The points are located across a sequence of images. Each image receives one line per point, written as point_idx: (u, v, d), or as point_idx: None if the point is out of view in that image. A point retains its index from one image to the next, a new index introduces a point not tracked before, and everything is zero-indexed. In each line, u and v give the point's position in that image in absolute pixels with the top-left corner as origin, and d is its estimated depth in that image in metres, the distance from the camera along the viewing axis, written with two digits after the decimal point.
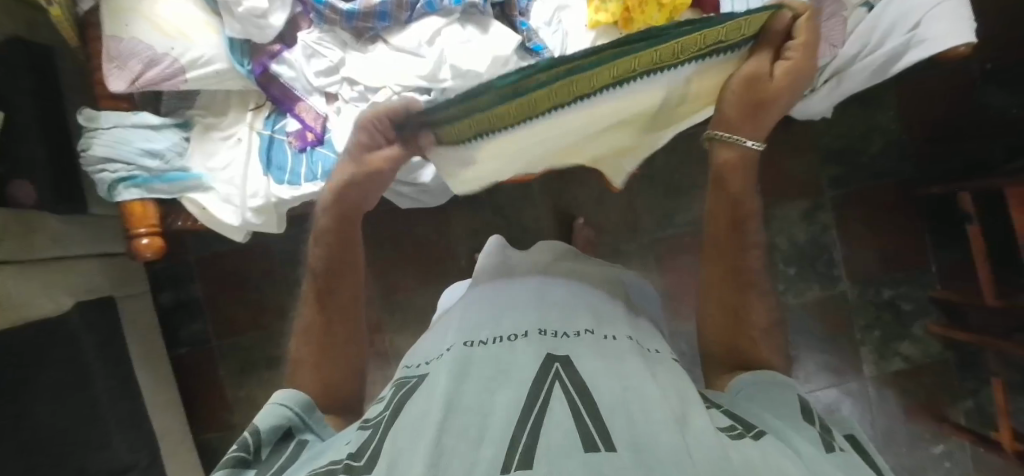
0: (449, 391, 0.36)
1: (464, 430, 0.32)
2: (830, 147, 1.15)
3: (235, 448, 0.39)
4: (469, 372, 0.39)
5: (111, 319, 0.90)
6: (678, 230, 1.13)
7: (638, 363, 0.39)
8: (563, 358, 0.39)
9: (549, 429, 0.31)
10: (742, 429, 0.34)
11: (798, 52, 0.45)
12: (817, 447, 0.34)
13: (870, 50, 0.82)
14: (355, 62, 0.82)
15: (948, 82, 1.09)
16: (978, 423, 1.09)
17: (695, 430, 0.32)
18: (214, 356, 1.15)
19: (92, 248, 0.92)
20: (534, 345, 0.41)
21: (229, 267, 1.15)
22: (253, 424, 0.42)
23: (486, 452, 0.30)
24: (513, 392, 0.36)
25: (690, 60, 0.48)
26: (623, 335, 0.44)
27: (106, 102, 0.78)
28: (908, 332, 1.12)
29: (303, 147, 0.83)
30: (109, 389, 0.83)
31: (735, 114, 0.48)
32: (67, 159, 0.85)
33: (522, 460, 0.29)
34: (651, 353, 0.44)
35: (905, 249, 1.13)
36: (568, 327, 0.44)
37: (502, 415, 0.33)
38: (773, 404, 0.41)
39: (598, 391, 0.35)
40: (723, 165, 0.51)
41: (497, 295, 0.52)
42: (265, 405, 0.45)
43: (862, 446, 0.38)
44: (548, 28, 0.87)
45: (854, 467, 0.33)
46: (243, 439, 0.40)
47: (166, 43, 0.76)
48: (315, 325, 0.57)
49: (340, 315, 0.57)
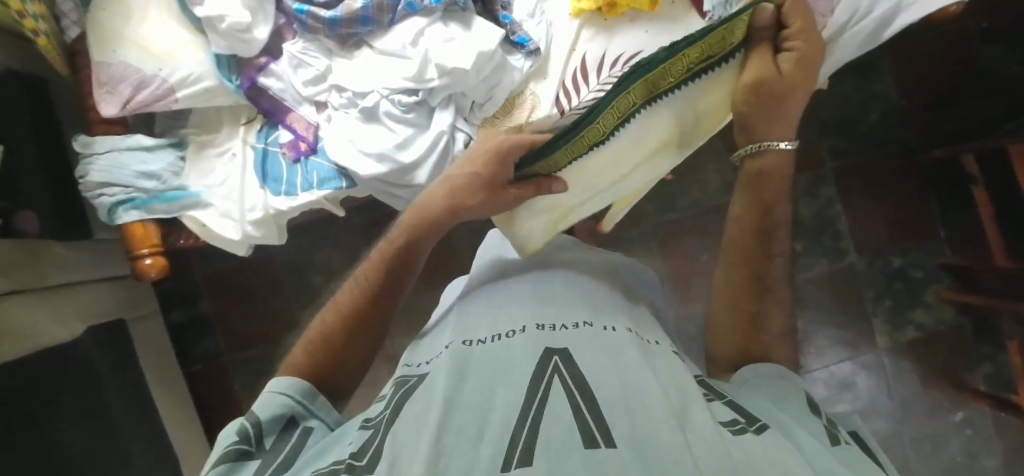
0: (448, 389, 0.36)
1: (464, 428, 0.32)
2: (829, 118, 1.13)
3: (233, 441, 0.37)
4: (468, 369, 0.39)
5: (122, 340, 0.91)
6: (679, 212, 1.13)
7: (638, 356, 0.39)
8: (561, 352, 0.39)
9: (548, 426, 0.31)
10: (744, 423, 0.34)
11: (798, 40, 0.48)
12: (822, 442, 0.33)
13: (864, 13, 0.80)
14: (343, 69, 0.82)
15: (943, 44, 1.08)
16: (998, 388, 1.08)
17: (696, 425, 0.31)
18: (226, 370, 1.16)
19: (97, 272, 0.94)
20: (532, 341, 0.41)
21: (236, 282, 1.16)
22: (253, 414, 0.39)
23: (485, 450, 0.30)
24: (512, 390, 0.35)
25: (689, 79, 0.53)
26: (621, 326, 0.44)
27: (100, 127, 0.79)
28: (920, 300, 1.11)
29: (297, 157, 0.84)
30: (126, 410, 0.85)
31: (757, 119, 0.50)
32: (65, 188, 0.87)
33: (522, 457, 0.29)
34: (649, 344, 0.43)
35: (911, 217, 1.11)
36: (567, 320, 0.44)
37: (500, 411, 0.33)
38: (776, 397, 0.40)
39: (598, 386, 0.35)
40: (759, 170, 0.51)
41: (497, 289, 0.51)
42: (263, 394, 0.42)
43: (865, 441, 0.38)
44: (532, 20, 0.86)
45: (858, 460, 0.32)
46: (243, 431, 0.38)
47: (155, 65, 0.77)
48: (352, 298, 0.50)
49: (393, 290, 0.51)
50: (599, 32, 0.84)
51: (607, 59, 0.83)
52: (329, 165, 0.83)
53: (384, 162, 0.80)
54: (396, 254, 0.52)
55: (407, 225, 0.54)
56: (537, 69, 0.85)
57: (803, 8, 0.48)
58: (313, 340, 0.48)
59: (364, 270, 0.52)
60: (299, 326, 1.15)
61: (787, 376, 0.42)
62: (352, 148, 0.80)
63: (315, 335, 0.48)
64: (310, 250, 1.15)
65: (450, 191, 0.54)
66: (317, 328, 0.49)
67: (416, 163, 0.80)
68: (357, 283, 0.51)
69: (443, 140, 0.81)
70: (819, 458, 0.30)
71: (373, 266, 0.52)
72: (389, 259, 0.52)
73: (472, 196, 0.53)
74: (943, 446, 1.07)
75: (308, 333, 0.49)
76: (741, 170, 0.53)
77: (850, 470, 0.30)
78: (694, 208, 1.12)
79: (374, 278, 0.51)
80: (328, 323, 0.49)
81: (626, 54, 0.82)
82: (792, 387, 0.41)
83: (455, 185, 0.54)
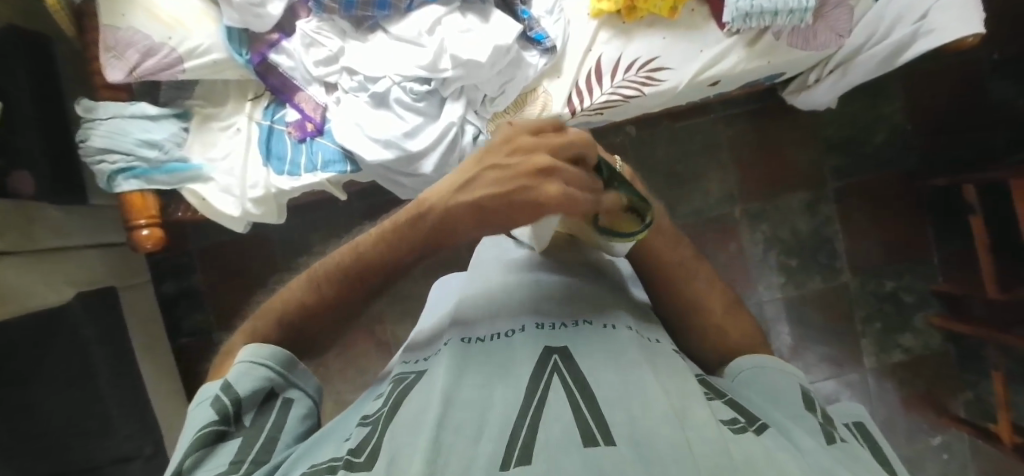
0: (447, 386, 0.35)
1: (463, 426, 0.31)
2: (836, 138, 1.13)
3: (209, 422, 0.34)
4: (468, 365, 0.37)
5: (113, 310, 0.90)
6: (680, 220, 1.13)
7: (640, 353, 0.38)
8: (561, 351, 0.38)
9: (547, 426, 0.30)
10: (744, 421, 0.34)
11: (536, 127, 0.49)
12: (818, 440, 0.33)
13: (880, 38, 0.81)
14: (356, 52, 0.81)
15: (952, 76, 1.11)
16: (978, 414, 1.10)
17: (696, 423, 0.31)
18: (215, 345, 1.15)
19: (91, 239, 0.92)
20: (530, 340, 0.40)
21: (230, 257, 1.15)
22: (231, 388, 0.36)
23: (485, 447, 0.30)
24: (512, 389, 0.35)
25: None
26: (623, 324, 0.42)
27: (105, 93, 0.77)
28: (910, 323, 1.13)
29: (303, 137, 0.83)
30: (114, 379, 0.84)
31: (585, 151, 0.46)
32: (64, 151, 0.86)
33: (522, 456, 0.28)
34: (651, 344, 0.41)
35: (907, 241, 1.13)
36: (566, 318, 0.43)
37: (500, 410, 0.32)
38: (771, 394, 0.39)
39: (598, 385, 0.34)
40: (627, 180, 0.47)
41: (491, 278, 0.50)
42: (234, 365, 0.38)
43: (870, 436, 0.38)
44: (550, 17, 0.85)
45: (857, 460, 0.32)
46: (221, 406, 0.35)
47: (163, 32, 0.75)
48: (330, 274, 0.41)
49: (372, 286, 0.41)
50: (615, 34, 0.84)
51: (622, 63, 0.83)
52: (335, 147, 0.83)
53: (391, 148, 0.79)
54: (391, 263, 0.40)
55: (399, 228, 0.39)
56: (552, 67, 0.85)
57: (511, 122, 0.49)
58: (289, 310, 0.40)
59: (340, 253, 0.41)
60: None
61: (779, 373, 0.41)
62: (360, 132, 0.80)
63: (290, 305, 0.40)
64: (308, 231, 1.14)
65: (490, 228, 0.38)
66: (284, 295, 0.41)
67: (422, 153, 0.80)
68: (340, 263, 0.40)
69: (451, 133, 0.81)
70: (818, 459, 0.31)
71: (365, 257, 0.40)
72: (365, 252, 0.40)
73: (485, 226, 0.38)
74: (921, 467, 1.10)
75: (276, 301, 0.41)
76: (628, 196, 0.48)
77: (847, 471, 0.30)
78: (695, 216, 1.13)
79: (364, 267, 0.40)
80: (300, 285, 0.41)
81: (641, 60, 0.83)
82: (789, 382, 0.40)
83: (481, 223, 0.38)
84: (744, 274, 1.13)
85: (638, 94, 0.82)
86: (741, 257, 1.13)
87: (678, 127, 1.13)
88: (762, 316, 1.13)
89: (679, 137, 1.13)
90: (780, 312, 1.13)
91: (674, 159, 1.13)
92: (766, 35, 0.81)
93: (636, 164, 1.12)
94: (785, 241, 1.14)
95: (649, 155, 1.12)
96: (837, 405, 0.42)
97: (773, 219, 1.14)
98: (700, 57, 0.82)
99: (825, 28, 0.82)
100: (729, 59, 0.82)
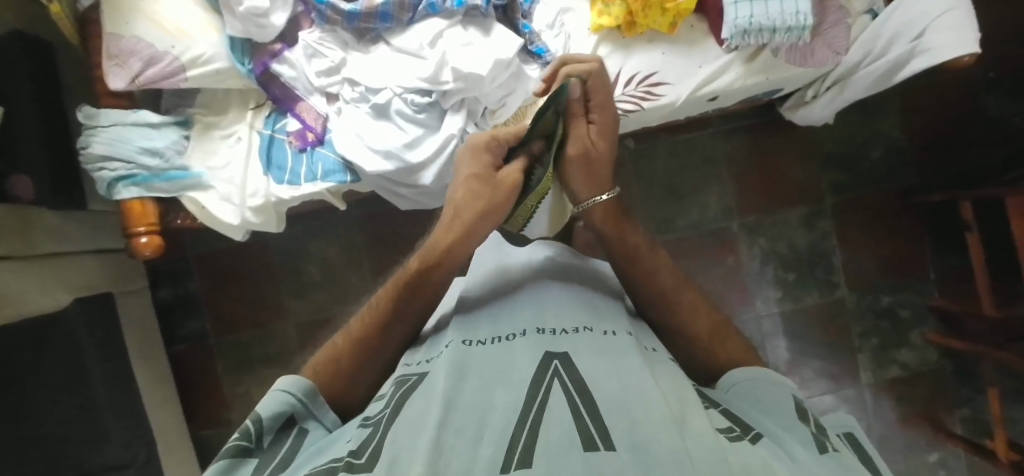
0: (448, 387, 0.33)
1: (464, 429, 0.29)
2: (834, 153, 1.14)
3: (230, 439, 0.34)
4: (469, 369, 0.36)
5: (109, 317, 0.89)
6: (678, 232, 1.14)
7: (640, 359, 0.36)
8: (562, 356, 0.36)
9: (547, 429, 0.29)
10: (740, 430, 0.33)
11: (596, 115, 0.59)
12: (812, 450, 0.32)
13: (876, 56, 0.82)
14: (357, 63, 0.82)
15: (950, 94, 1.12)
16: (973, 430, 1.10)
17: (696, 430, 0.29)
18: (211, 353, 1.15)
19: (91, 243, 0.92)
20: (532, 344, 0.38)
21: (227, 265, 1.14)
22: (255, 411, 0.36)
23: (484, 451, 0.28)
24: (512, 392, 0.33)
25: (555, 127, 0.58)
26: (623, 330, 0.41)
27: (107, 100, 0.77)
28: (907, 340, 1.13)
29: (303, 147, 0.84)
30: (108, 383, 0.84)
31: (578, 176, 0.56)
32: (65, 157, 0.86)
33: (521, 459, 0.26)
34: (649, 351, 0.40)
35: (904, 256, 1.13)
36: (566, 324, 0.41)
37: (501, 413, 0.31)
38: (765, 407, 0.38)
39: (599, 390, 0.32)
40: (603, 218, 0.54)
41: (496, 287, 0.49)
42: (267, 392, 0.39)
43: (862, 447, 0.37)
44: (551, 31, 0.86)
45: (851, 468, 0.31)
46: (244, 427, 0.35)
47: (167, 41, 0.76)
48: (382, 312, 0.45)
49: (416, 306, 0.45)
50: (616, 49, 0.85)
51: (621, 77, 0.84)
52: (335, 157, 0.83)
53: (391, 159, 0.79)
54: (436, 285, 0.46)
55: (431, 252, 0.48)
56: None
57: (598, 83, 0.59)
58: (345, 353, 0.43)
59: (381, 296, 0.46)
60: (290, 316, 1.15)
61: (773, 385, 0.40)
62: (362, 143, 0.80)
63: (343, 352, 0.43)
64: (307, 239, 1.14)
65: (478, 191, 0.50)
66: (335, 347, 0.44)
67: (422, 164, 0.81)
68: (379, 306, 0.45)
69: (452, 144, 0.81)
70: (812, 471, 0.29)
71: (404, 286, 0.46)
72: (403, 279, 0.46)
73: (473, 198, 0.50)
74: None
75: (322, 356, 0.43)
76: (609, 226, 0.54)
77: None
78: (694, 229, 1.14)
79: (427, 266, 0.47)
80: (341, 345, 0.44)
81: (641, 74, 0.84)
82: (782, 393, 0.39)
83: (498, 177, 0.52)
84: (742, 288, 1.13)
85: (637, 108, 0.83)
86: (739, 271, 1.14)
87: (678, 141, 1.14)
88: (760, 331, 1.14)
89: (679, 151, 1.13)
90: (777, 326, 1.13)
91: (674, 172, 1.14)
92: (765, 51, 0.82)
93: (636, 177, 1.13)
94: (782, 255, 1.14)
95: (648, 168, 1.13)
96: (830, 417, 0.42)
97: (771, 234, 1.14)
98: (698, 73, 0.83)
99: (823, 45, 0.83)
100: (728, 74, 0.83)
